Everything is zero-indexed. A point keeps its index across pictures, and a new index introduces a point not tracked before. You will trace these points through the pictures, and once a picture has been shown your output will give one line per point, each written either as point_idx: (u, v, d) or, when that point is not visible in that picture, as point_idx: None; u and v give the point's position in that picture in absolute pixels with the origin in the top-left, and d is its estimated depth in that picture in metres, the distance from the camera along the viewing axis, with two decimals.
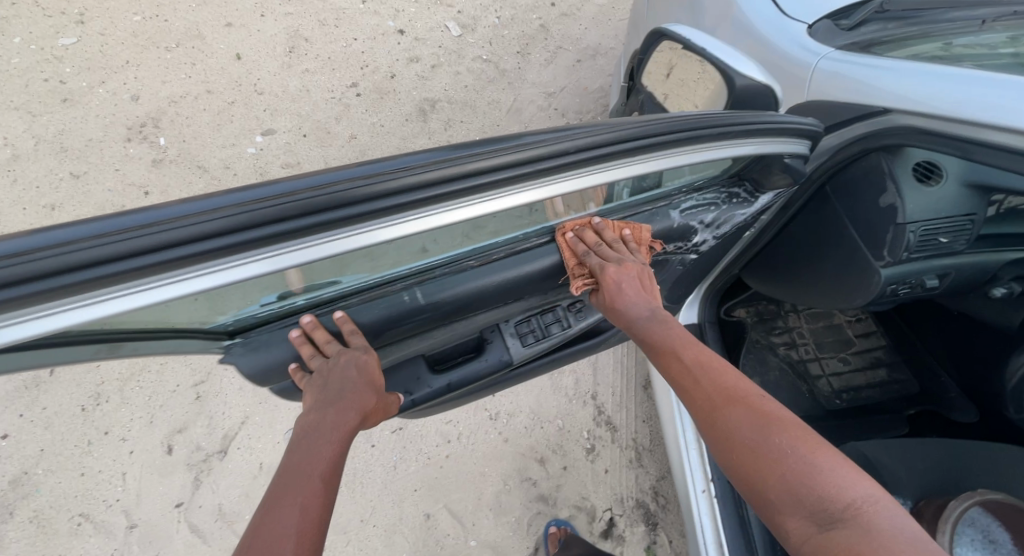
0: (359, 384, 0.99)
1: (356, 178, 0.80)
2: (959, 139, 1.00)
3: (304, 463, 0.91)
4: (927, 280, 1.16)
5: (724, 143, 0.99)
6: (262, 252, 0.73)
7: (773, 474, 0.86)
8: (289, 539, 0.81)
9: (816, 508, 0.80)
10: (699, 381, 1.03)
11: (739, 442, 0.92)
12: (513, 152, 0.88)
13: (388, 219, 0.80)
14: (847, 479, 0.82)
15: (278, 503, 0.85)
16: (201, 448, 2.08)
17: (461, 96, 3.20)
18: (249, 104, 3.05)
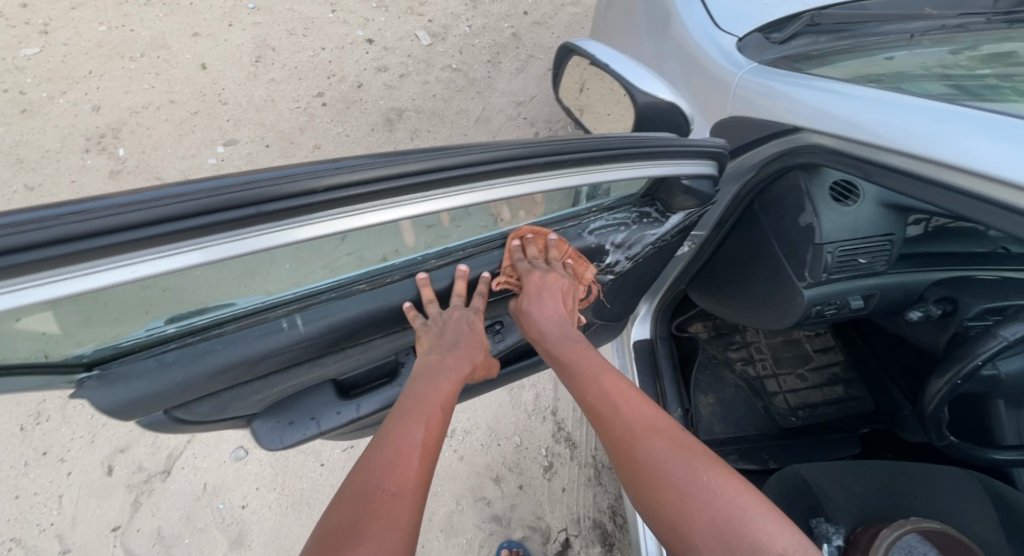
0: (473, 337, 0.99)
1: (284, 175, 0.72)
2: (860, 160, 0.98)
3: (426, 391, 0.92)
4: (852, 300, 1.15)
5: (654, 162, 0.96)
6: (251, 230, 0.69)
7: (695, 514, 0.78)
8: (415, 452, 0.82)
9: (742, 551, 0.72)
10: (620, 410, 0.95)
11: (660, 479, 0.83)
12: (442, 156, 0.82)
13: (322, 215, 0.73)
14: (768, 525, 0.74)
15: (404, 421, 0.86)
16: (143, 468, 2.01)
17: (429, 105, 2.83)
18: (212, 114, 2.71)
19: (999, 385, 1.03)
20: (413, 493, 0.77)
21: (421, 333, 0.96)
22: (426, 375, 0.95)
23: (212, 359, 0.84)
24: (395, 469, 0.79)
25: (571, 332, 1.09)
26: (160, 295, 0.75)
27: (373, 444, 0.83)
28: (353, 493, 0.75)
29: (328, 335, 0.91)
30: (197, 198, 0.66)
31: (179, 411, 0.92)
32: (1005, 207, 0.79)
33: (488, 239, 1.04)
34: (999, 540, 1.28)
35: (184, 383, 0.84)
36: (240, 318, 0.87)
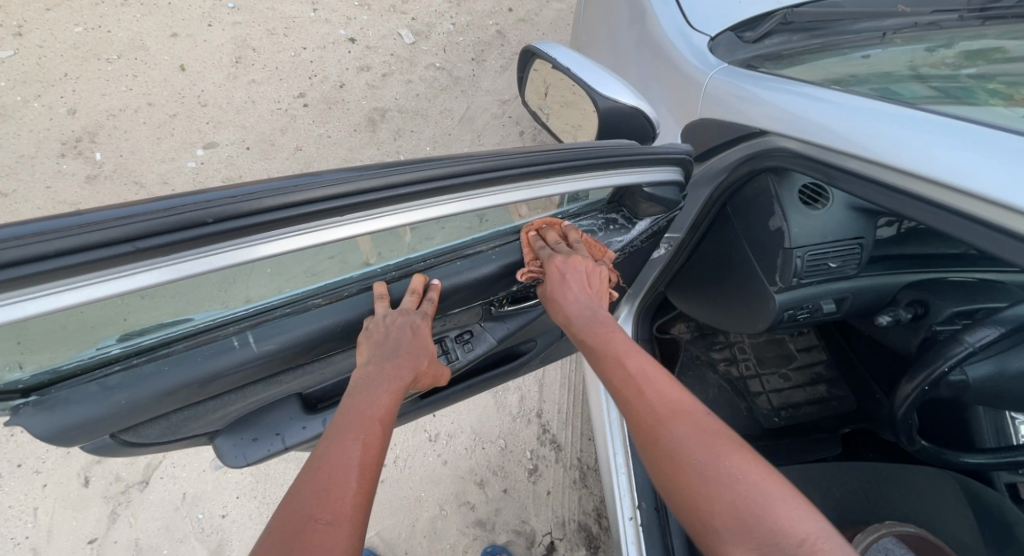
0: (418, 343, 0.93)
1: (279, 188, 0.74)
2: (823, 164, 0.97)
3: (364, 406, 0.84)
4: (824, 304, 1.14)
5: (620, 171, 0.93)
6: (190, 253, 0.66)
7: (717, 503, 0.70)
8: (352, 474, 0.74)
9: (766, 542, 0.65)
10: (641, 385, 0.87)
11: (681, 464, 0.75)
12: (426, 169, 0.83)
13: (314, 224, 0.73)
14: (793, 512, 0.67)
15: (338, 441, 0.78)
16: (121, 479, 1.91)
17: (412, 105, 2.58)
18: (192, 118, 2.43)
19: (969, 391, 1.01)
20: (353, 519, 0.70)
21: (364, 336, 0.92)
22: (363, 389, 0.86)
23: (156, 382, 0.84)
24: (330, 495, 0.71)
25: (597, 310, 1.01)
26: (101, 315, 0.74)
27: (306, 469, 0.74)
28: (283, 525, 0.67)
29: (287, 350, 0.92)
30: (196, 211, 0.67)
31: (126, 434, 0.93)
32: (966, 217, 0.78)
33: (453, 248, 1.05)
34: (974, 542, 1.28)
35: (128, 406, 0.83)
36: (189, 337, 0.87)
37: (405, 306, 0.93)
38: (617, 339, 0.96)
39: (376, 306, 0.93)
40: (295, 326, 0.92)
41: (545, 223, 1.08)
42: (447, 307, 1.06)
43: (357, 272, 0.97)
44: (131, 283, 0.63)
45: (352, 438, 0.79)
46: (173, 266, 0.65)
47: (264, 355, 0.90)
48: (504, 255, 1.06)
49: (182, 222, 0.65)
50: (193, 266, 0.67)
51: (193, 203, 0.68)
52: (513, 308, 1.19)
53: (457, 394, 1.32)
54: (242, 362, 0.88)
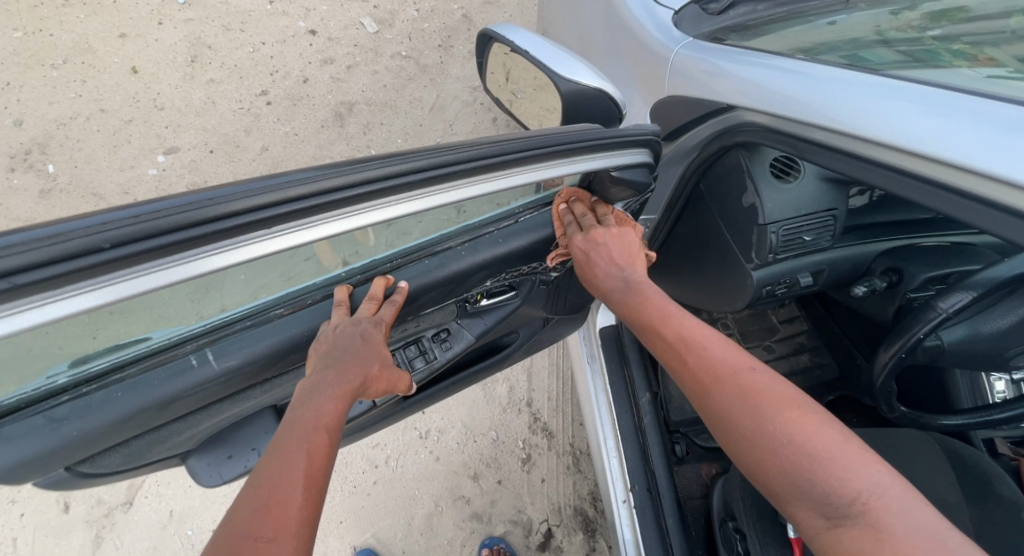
0: (368, 350, 0.88)
1: (205, 199, 0.64)
2: (793, 136, 0.95)
3: (307, 414, 0.79)
4: (802, 278, 1.13)
5: (587, 157, 0.90)
6: (129, 272, 0.57)
7: (773, 464, 0.70)
8: (296, 487, 0.70)
9: (823, 498, 0.66)
10: (680, 356, 0.87)
11: (739, 430, 0.75)
12: (384, 166, 0.76)
13: (252, 236, 0.65)
14: (849, 468, 0.66)
15: (280, 453, 0.73)
16: (102, 501, 1.77)
17: (380, 97, 2.49)
18: (149, 121, 2.32)
19: (944, 356, 1.01)
20: (297, 534, 0.66)
21: (314, 346, 0.88)
22: (305, 398, 0.81)
23: (109, 411, 0.81)
24: (272, 510, 0.67)
25: (633, 277, 1.02)
26: (43, 343, 0.71)
27: (248, 484, 0.70)
28: (219, 546, 0.63)
29: (250, 365, 0.89)
30: (101, 232, 0.56)
31: (82, 465, 0.90)
32: (944, 186, 0.75)
33: (420, 247, 1.02)
34: (955, 499, 1.29)
35: (80, 437, 0.80)
36: (144, 360, 0.85)
37: (361, 314, 0.90)
38: (655, 310, 0.95)
39: (333, 313, 0.90)
40: (256, 340, 0.89)
41: (577, 193, 1.08)
42: (418, 308, 1.03)
43: (320, 278, 0.95)
44: (26, 321, 0.53)
45: (297, 449, 0.74)
46: (84, 295, 0.55)
47: (225, 372, 0.87)
48: (472, 252, 1.03)
49: (80, 248, 0.54)
50: (105, 296, 0.56)
51: (97, 224, 0.57)
52: (489, 303, 1.15)
53: (440, 391, 1.30)
54: (205, 380, 0.86)
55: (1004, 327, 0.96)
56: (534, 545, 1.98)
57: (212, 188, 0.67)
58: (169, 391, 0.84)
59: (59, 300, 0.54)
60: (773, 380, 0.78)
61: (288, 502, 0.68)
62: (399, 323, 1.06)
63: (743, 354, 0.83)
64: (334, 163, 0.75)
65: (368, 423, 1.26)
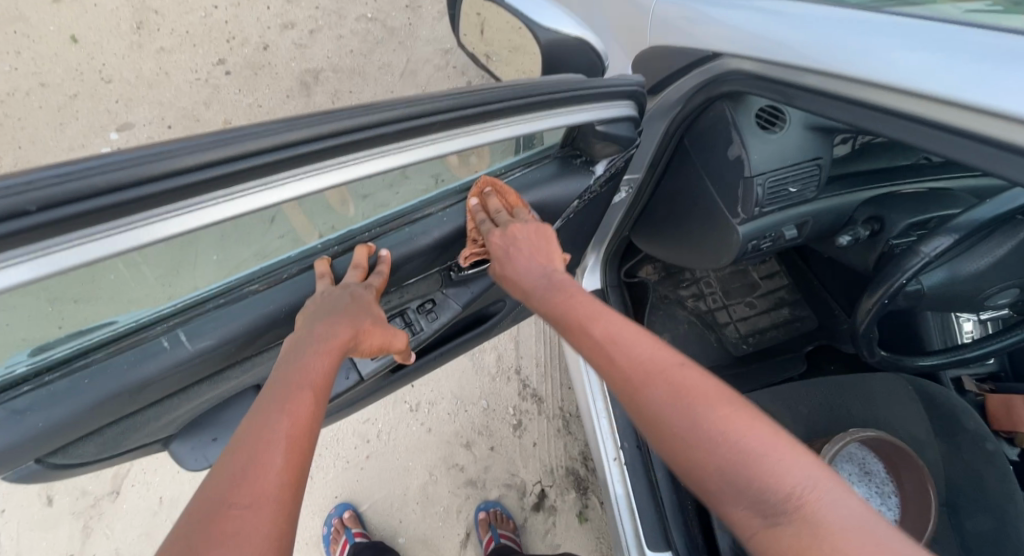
0: (359, 307, 0.86)
1: (156, 151, 0.58)
2: (781, 82, 0.93)
3: (294, 373, 0.77)
4: (787, 231, 1.13)
5: (566, 109, 0.86)
6: (78, 236, 0.53)
7: (702, 465, 0.63)
8: (276, 448, 0.65)
9: (756, 496, 0.59)
10: (603, 357, 0.80)
11: (664, 431, 0.67)
12: (356, 118, 0.71)
13: (212, 196, 0.61)
14: (782, 463, 0.59)
15: (261, 416, 0.69)
16: (87, 492, 1.74)
17: (347, 62, 2.35)
18: (96, 95, 2.16)
19: (925, 299, 1.00)
20: (277, 499, 0.61)
21: (302, 310, 0.86)
22: (291, 358, 0.79)
23: (78, 400, 0.77)
24: (248, 475, 0.62)
25: (551, 273, 0.98)
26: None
27: (228, 448, 0.65)
28: (195, 515, 0.58)
29: (226, 345, 0.85)
30: (25, 192, 0.49)
31: (54, 457, 0.86)
32: (929, 123, 0.76)
33: (400, 214, 0.98)
34: (927, 436, 1.39)
35: (47, 428, 0.76)
36: (110, 344, 0.80)
37: (347, 280, 0.88)
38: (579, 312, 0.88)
39: (317, 284, 0.87)
40: (231, 318, 0.85)
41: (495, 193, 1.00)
42: (402, 278, 1.02)
43: (296, 252, 0.91)
44: None
45: (278, 410, 0.70)
46: (30, 266, 0.50)
47: (200, 353, 0.83)
48: (454, 217, 0.99)
49: (2, 211, 0.47)
50: (56, 266, 0.52)
51: (30, 181, 0.51)
52: (474, 272, 1.11)
53: (427, 362, 1.28)
54: (180, 362, 0.82)
55: (984, 267, 0.96)
56: (529, 506, 2.03)
57: (159, 142, 0.61)
58: (141, 376, 0.79)
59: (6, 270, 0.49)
60: (703, 375, 0.71)
61: (267, 464, 0.63)
62: (383, 294, 1.04)
63: (671, 350, 0.75)
64: (294, 115, 0.69)
65: (357, 400, 1.25)
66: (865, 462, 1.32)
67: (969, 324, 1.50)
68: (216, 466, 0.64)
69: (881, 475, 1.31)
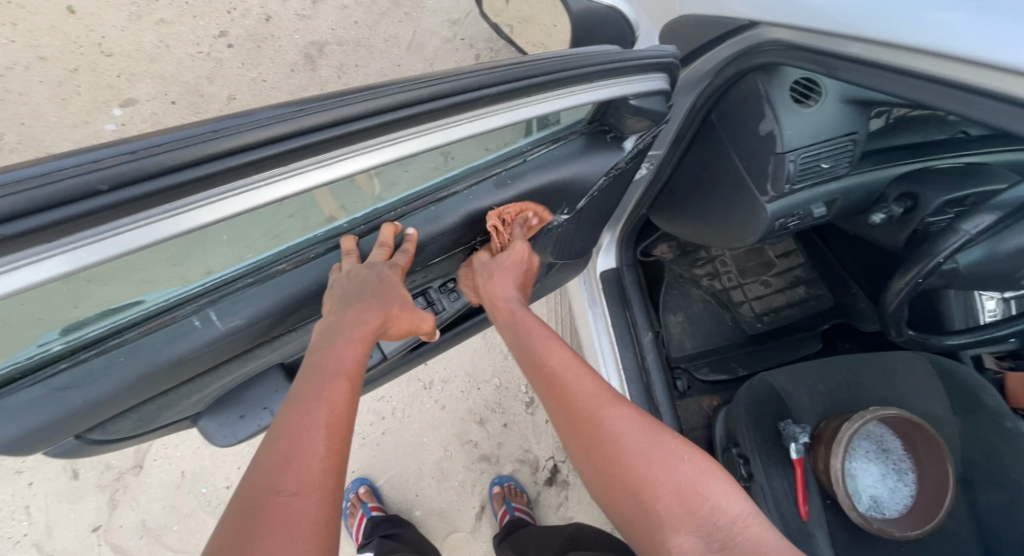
0: (385, 289, 0.84)
1: (204, 132, 0.59)
2: (822, 53, 0.89)
3: (328, 359, 0.76)
4: (816, 209, 1.10)
5: (599, 84, 0.83)
6: (130, 221, 0.54)
7: (664, 490, 0.74)
8: (318, 436, 0.66)
9: (705, 522, 0.71)
10: (564, 389, 0.87)
11: (627, 454, 0.78)
12: (385, 95, 0.69)
13: (267, 175, 0.62)
14: (725, 494, 0.74)
15: (299, 404, 0.69)
16: (111, 466, 1.76)
17: (352, 35, 2.15)
18: (97, 70, 1.95)
19: (959, 278, 0.98)
20: (321, 486, 0.62)
21: (330, 292, 0.84)
22: (324, 344, 0.78)
23: (114, 378, 0.77)
24: (292, 462, 0.62)
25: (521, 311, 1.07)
26: (29, 303, 0.65)
27: (271, 433, 0.67)
28: (243, 502, 0.59)
29: (256, 323, 0.85)
30: (90, 171, 0.52)
31: (92, 434, 0.88)
32: (997, 97, 0.71)
33: (425, 193, 0.96)
34: (945, 413, 1.38)
35: (86, 405, 0.77)
36: (142, 323, 0.80)
37: (374, 259, 0.85)
38: (542, 343, 0.95)
39: (344, 262, 0.86)
40: (258, 298, 0.84)
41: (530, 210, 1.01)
42: (426, 258, 1.01)
43: (323, 230, 0.89)
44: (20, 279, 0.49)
45: (314, 398, 0.70)
46: (84, 250, 0.52)
47: (230, 332, 0.83)
48: (479, 196, 0.97)
49: (60, 195, 0.49)
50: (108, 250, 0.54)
51: (84, 162, 0.52)
52: None
53: (446, 340, 1.27)
54: (211, 342, 0.82)
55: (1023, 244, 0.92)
56: (541, 481, 2.06)
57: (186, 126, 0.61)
58: (174, 355, 0.80)
59: (55, 255, 0.50)
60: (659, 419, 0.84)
61: (310, 452, 0.64)
62: (409, 275, 1.02)
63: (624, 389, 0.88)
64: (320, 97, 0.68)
65: (374, 378, 1.23)
66: (883, 439, 1.32)
67: (991, 302, 1.48)
68: (258, 454, 0.64)
69: (900, 452, 1.30)
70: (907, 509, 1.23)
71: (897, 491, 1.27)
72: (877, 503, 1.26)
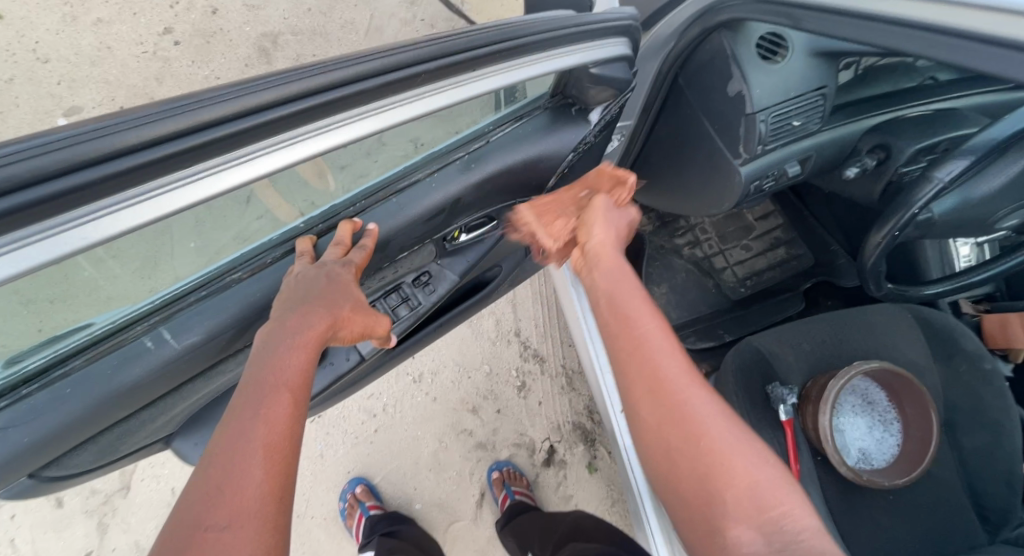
0: (336, 290, 0.78)
1: (119, 122, 0.54)
2: (784, 5, 0.88)
3: (267, 373, 0.69)
4: (789, 168, 1.08)
5: (558, 49, 0.79)
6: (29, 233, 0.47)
7: (742, 483, 0.63)
8: (254, 460, 0.61)
9: (778, 528, 0.61)
10: (649, 355, 0.73)
11: (704, 437, 0.66)
12: (326, 73, 0.64)
13: (189, 170, 0.56)
14: (798, 505, 0.63)
15: (234, 424, 0.64)
16: (97, 491, 1.71)
17: (306, 22, 2.04)
18: (35, 79, 1.79)
19: (934, 227, 0.97)
20: (257, 515, 0.57)
21: (279, 296, 0.80)
22: (263, 354, 0.72)
23: (60, 412, 0.72)
24: (223, 494, 0.58)
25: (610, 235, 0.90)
26: None
27: (205, 457, 0.62)
28: (176, 533, 0.56)
29: (217, 337, 0.81)
30: None
31: (48, 471, 0.83)
32: (966, 37, 0.68)
33: (384, 185, 0.92)
34: (925, 360, 1.38)
35: (32, 444, 0.72)
36: (90, 348, 0.76)
37: (327, 258, 0.81)
38: (629, 295, 0.80)
39: (297, 264, 0.81)
40: (214, 312, 0.80)
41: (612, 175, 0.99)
42: (389, 254, 0.97)
43: (279, 232, 0.86)
44: None
45: (250, 416, 0.64)
46: None
47: (187, 350, 0.78)
48: (443, 183, 0.93)
49: None
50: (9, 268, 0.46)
51: None
52: (468, 238, 1.08)
53: (427, 335, 1.25)
54: (165, 363, 0.77)
55: (1000, 185, 0.90)
56: (539, 462, 2.05)
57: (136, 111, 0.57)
58: (125, 381, 0.75)
59: None
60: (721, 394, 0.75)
61: (245, 478, 0.59)
62: (376, 272, 0.99)
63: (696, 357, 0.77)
64: (258, 79, 0.63)
65: (358, 379, 1.21)
66: (869, 392, 1.33)
67: (965, 248, 1.49)
68: (190, 484, 0.60)
69: (885, 404, 1.31)
70: (894, 459, 1.25)
71: (884, 442, 1.28)
72: (866, 455, 1.28)
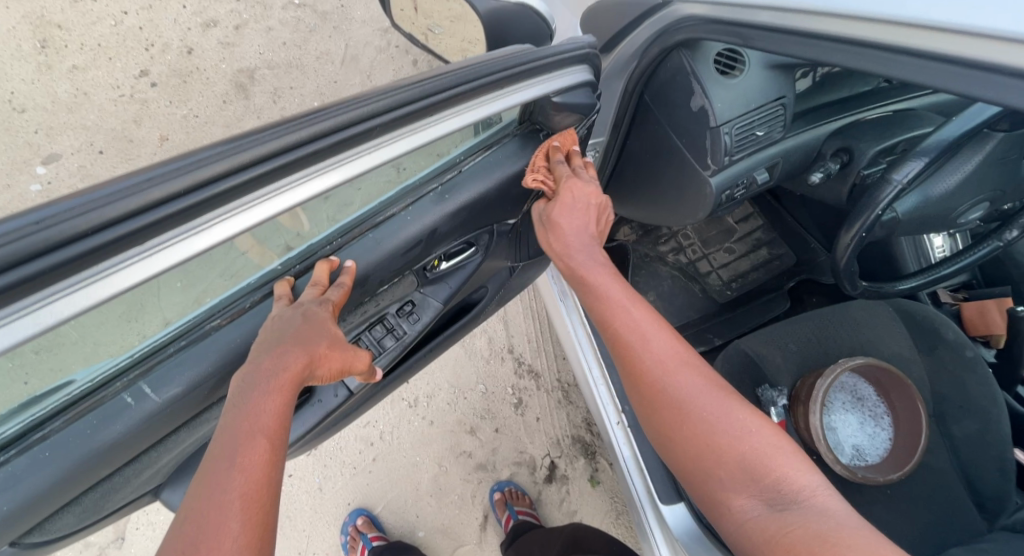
0: (312, 328, 0.78)
1: (93, 197, 0.53)
2: (735, 24, 0.91)
3: (242, 419, 0.70)
4: (758, 175, 1.11)
5: (519, 85, 0.82)
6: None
7: (731, 452, 0.73)
8: (231, 512, 0.62)
9: (770, 487, 0.70)
10: (631, 349, 0.84)
11: (687, 415, 0.77)
12: (294, 128, 0.65)
13: (164, 239, 0.55)
14: (791, 465, 0.71)
15: (209, 478, 0.64)
16: (90, 543, 1.68)
17: (282, 56, 2.06)
18: (11, 128, 1.83)
19: (900, 225, 1.00)
20: None
21: (257, 339, 0.79)
22: (238, 399, 0.72)
23: (40, 478, 0.71)
24: (202, 548, 0.59)
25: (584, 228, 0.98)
26: None
27: (181, 514, 0.62)
28: None
29: (197, 387, 0.81)
30: None
31: (31, 537, 0.81)
32: (912, 53, 0.71)
33: (360, 221, 0.94)
34: (910, 352, 1.40)
35: (11, 513, 0.70)
36: (67, 409, 0.75)
37: (304, 298, 0.81)
38: (609, 292, 0.91)
39: (274, 307, 0.81)
40: (194, 362, 0.80)
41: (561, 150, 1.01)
42: (371, 288, 0.97)
43: (257, 275, 0.87)
44: None
45: (226, 467, 0.65)
46: None
47: (168, 403, 0.78)
48: (418, 215, 0.94)
49: None
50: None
51: None
52: (448, 265, 1.09)
53: (416, 363, 1.25)
54: (148, 416, 0.77)
55: (954, 183, 0.95)
56: (541, 479, 2.04)
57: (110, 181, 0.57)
58: (108, 438, 0.75)
59: None
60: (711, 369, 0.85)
61: (221, 531, 0.61)
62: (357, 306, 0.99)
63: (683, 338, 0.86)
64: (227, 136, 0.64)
65: (349, 412, 1.20)
66: (857, 388, 1.34)
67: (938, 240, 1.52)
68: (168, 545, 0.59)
69: (874, 398, 1.32)
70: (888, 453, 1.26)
71: (876, 437, 1.29)
72: (859, 451, 1.28)
